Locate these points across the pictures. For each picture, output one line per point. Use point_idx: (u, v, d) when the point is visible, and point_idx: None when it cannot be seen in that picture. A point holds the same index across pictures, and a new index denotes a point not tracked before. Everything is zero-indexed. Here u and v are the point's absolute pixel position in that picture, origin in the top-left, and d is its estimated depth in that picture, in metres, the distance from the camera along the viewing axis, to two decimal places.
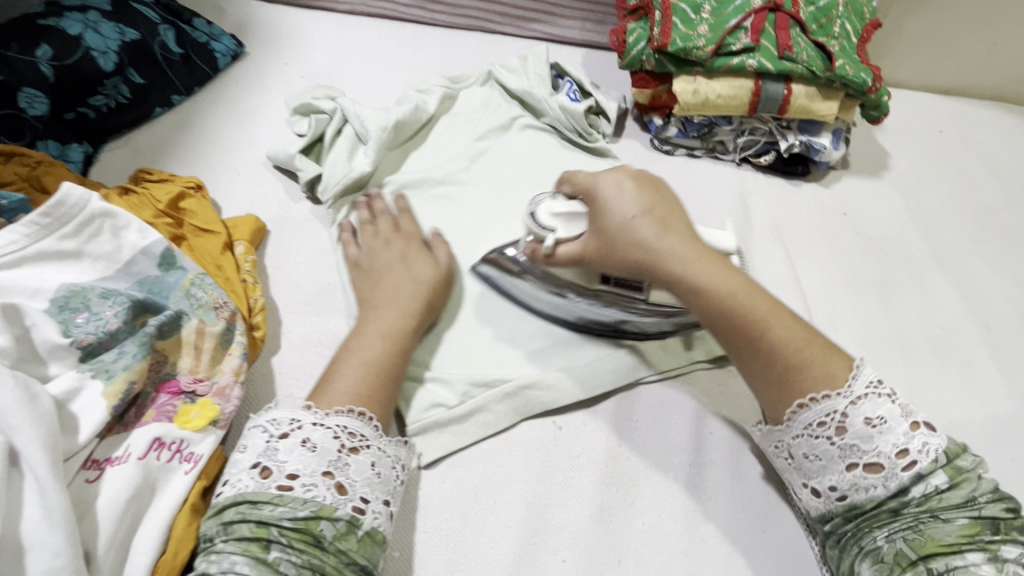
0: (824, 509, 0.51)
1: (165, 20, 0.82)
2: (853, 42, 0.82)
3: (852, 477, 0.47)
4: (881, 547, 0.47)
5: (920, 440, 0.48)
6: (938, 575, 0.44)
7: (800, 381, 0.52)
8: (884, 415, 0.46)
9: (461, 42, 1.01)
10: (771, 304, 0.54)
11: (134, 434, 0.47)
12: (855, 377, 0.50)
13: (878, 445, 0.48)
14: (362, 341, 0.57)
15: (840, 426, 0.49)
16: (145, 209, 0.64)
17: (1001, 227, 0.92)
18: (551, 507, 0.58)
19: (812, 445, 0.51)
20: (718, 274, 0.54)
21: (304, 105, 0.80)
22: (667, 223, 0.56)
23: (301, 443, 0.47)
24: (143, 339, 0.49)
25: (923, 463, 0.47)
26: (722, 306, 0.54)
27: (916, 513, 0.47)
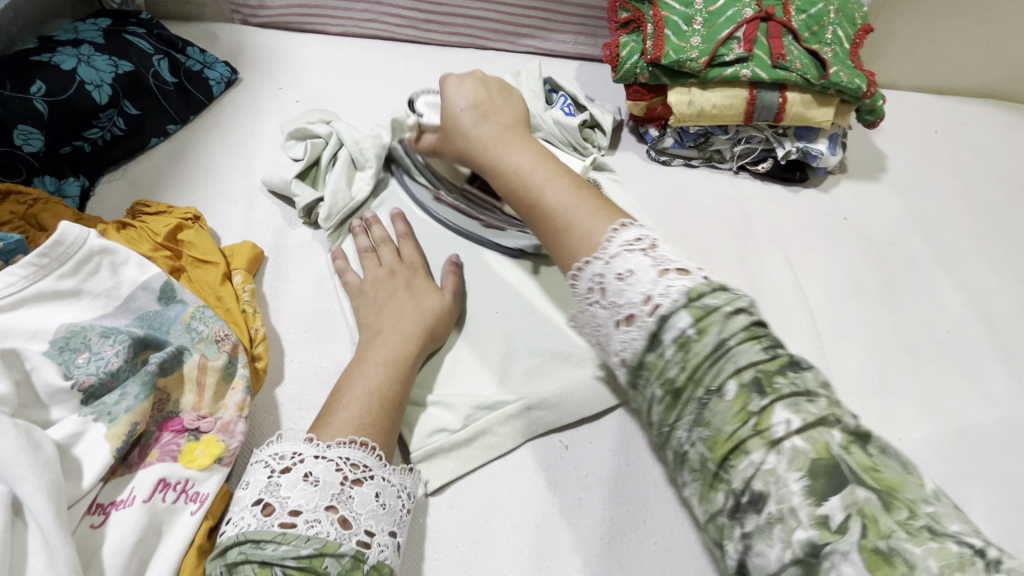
0: (633, 389, 0.48)
1: (159, 51, 0.82)
2: (846, 48, 0.82)
3: (649, 361, 0.45)
4: (688, 451, 0.42)
5: (673, 282, 0.45)
6: (730, 475, 0.40)
7: (566, 239, 0.53)
8: (688, 309, 0.43)
9: (454, 59, 1.01)
10: (551, 176, 0.57)
11: (139, 475, 0.46)
12: (615, 234, 0.50)
13: (630, 296, 0.46)
14: (362, 367, 0.57)
15: (650, 246, 0.48)
16: (143, 242, 0.64)
17: (1002, 225, 0.92)
18: (561, 530, 0.57)
19: (591, 293, 0.50)
20: (521, 152, 0.60)
21: (300, 131, 0.80)
22: (498, 122, 0.64)
23: (303, 477, 0.47)
24: (145, 379, 0.49)
25: (668, 307, 0.44)
26: (512, 176, 0.58)
27: (698, 398, 0.42)
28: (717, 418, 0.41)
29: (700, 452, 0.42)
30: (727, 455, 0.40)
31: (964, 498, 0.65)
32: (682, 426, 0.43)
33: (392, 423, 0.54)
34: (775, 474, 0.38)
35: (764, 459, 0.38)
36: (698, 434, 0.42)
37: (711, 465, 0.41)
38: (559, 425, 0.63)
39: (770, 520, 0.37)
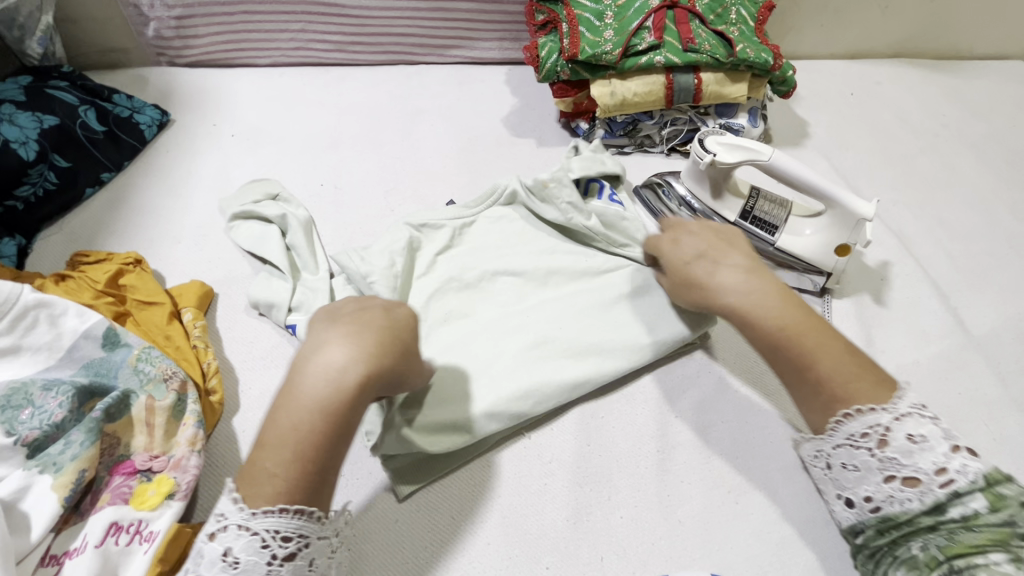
0: (865, 528, 0.51)
1: (84, 101, 0.82)
2: (751, 26, 0.87)
3: (917, 518, 0.47)
4: (916, 555, 0.47)
5: (959, 461, 0.46)
6: (961, 570, 0.44)
7: (839, 397, 0.51)
8: (977, 485, 0.45)
9: (385, 77, 1.03)
10: (822, 331, 0.53)
11: (90, 522, 0.47)
12: (899, 403, 0.49)
13: (916, 462, 0.47)
14: (284, 413, 0.46)
15: (879, 443, 0.48)
16: (84, 292, 0.64)
17: (919, 174, 0.97)
18: (528, 518, 0.59)
19: (853, 455, 0.50)
20: (784, 311, 0.53)
21: (247, 212, 0.77)
22: (722, 260, 0.58)
23: (224, 557, 0.43)
24: (90, 426, 0.49)
25: (963, 483, 0.45)
26: (756, 321, 0.54)
27: (952, 527, 0.46)
28: (963, 535, 0.45)
29: (931, 555, 0.46)
30: (962, 557, 0.44)
31: None
32: (919, 538, 0.47)
33: (321, 485, 0.46)
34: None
35: (999, 562, 0.43)
36: (936, 543, 0.46)
37: (939, 560, 0.45)
38: (526, 414, 0.63)
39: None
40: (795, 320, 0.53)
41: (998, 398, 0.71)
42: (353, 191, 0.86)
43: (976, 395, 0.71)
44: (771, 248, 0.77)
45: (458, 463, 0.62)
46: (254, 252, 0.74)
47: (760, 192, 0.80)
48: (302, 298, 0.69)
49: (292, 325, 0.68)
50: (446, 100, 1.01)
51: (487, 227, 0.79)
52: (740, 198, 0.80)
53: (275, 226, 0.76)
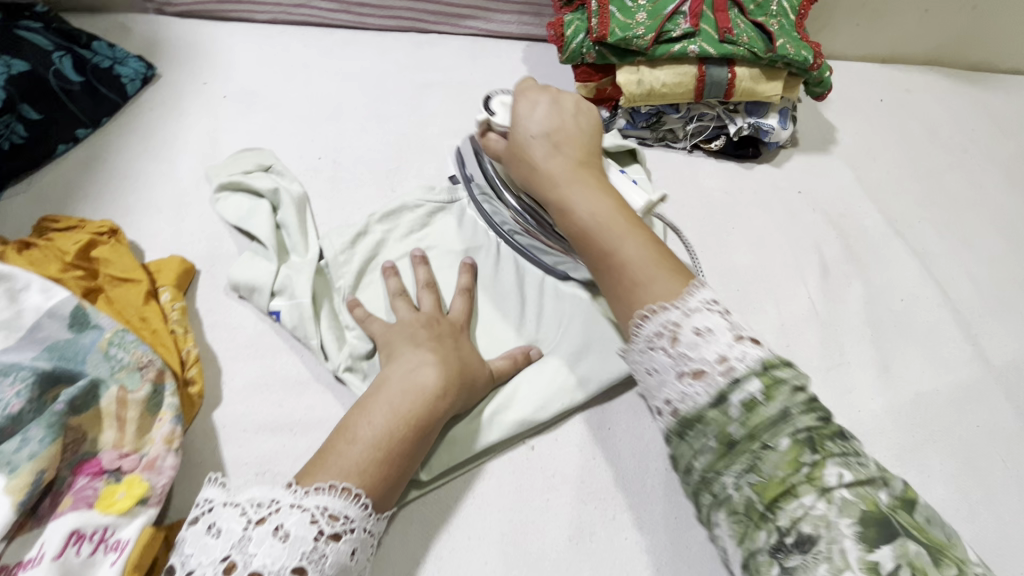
0: (672, 437, 0.50)
1: (59, 47, 0.74)
2: (792, 19, 0.81)
3: (706, 415, 0.46)
4: (732, 496, 0.44)
5: (741, 349, 0.46)
6: (787, 528, 0.41)
7: (641, 300, 0.53)
8: (755, 370, 0.45)
9: (394, 44, 0.96)
10: (626, 232, 0.56)
11: (49, 529, 0.41)
12: (692, 293, 0.51)
13: (701, 353, 0.47)
14: (377, 409, 0.52)
15: (671, 341, 0.49)
16: (50, 264, 0.57)
17: (946, 190, 0.94)
18: (528, 536, 0.55)
19: (652, 359, 0.50)
20: (588, 201, 0.58)
21: (235, 183, 0.71)
22: (562, 149, 0.62)
23: (273, 531, 0.42)
24: (51, 420, 0.44)
25: (740, 370, 0.46)
26: (587, 225, 0.57)
27: (749, 445, 0.44)
28: (768, 467, 0.43)
29: (747, 497, 0.44)
30: (777, 499, 0.42)
31: (922, 465, 0.65)
32: (729, 474, 0.45)
33: (394, 480, 0.50)
34: (824, 518, 0.40)
35: (812, 504, 0.41)
36: (747, 479, 0.44)
37: (759, 509, 0.43)
38: (533, 424, 0.59)
39: (819, 563, 0.39)
40: (592, 209, 0.57)
41: (1016, 432, 0.68)
42: (354, 168, 0.79)
43: (995, 429, 0.69)
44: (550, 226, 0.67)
45: (454, 473, 0.58)
46: (241, 227, 0.69)
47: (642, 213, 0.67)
48: (286, 280, 0.64)
49: (274, 312, 0.63)
50: (458, 75, 0.94)
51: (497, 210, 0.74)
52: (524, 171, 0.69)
53: (266, 201, 0.70)
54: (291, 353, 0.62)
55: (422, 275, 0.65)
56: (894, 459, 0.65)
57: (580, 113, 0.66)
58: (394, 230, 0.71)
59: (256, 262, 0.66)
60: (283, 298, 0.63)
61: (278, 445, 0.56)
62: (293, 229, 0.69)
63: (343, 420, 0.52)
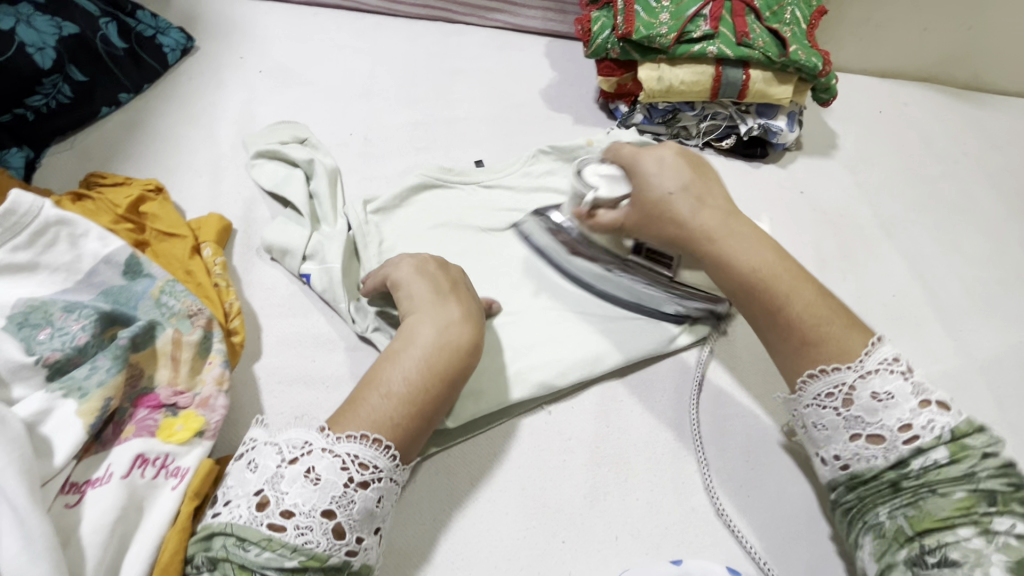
0: (838, 486, 0.50)
1: (105, 13, 0.77)
2: (804, 28, 0.86)
3: (881, 474, 0.47)
4: (884, 523, 0.46)
5: (926, 416, 0.46)
6: (932, 549, 0.43)
7: (815, 353, 0.50)
8: (943, 439, 0.45)
9: (423, 32, 0.99)
10: (796, 277, 0.53)
11: (114, 452, 0.44)
12: (870, 350, 0.48)
13: (881, 419, 0.47)
14: (407, 360, 0.51)
15: (844, 403, 0.49)
16: (103, 214, 0.60)
17: (938, 198, 1.00)
18: (546, 491, 0.59)
19: (818, 414, 0.50)
20: (749, 251, 0.54)
21: (272, 151, 0.74)
22: (706, 200, 0.57)
23: (305, 472, 0.44)
24: (116, 353, 0.47)
25: (926, 440, 0.45)
26: (751, 281, 0.53)
27: (917, 488, 0.45)
28: (930, 505, 0.44)
29: (898, 525, 0.45)
30: (931, 531, 0.43)
31: None
32: (885, 506, 0.46)
33: (417, 433, 0.50)
34: (977, 551, 0.41)
35: (968, 538, 0.42)
36: (903, 511, 0.45)
37: (907, 533, 0.44)
38: (552, 390, 0.63)
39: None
40: (853, 347, 0.49)
41: (996, 420, 0.74)
42: (384, 145, 0.82)
43: (976, 416, 0.74)
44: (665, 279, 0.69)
45: (476, 432, 0.61)
46: (275, 191, 0.72)
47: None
48: (318, 246, 0.67)
49: (304, 275, 0.66)
50: (484, 64, 0.98)
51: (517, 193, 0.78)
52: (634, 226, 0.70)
53: (300, 170, 0.73)
54: (321, 315, 0.65)
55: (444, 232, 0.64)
56: None
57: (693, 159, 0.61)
58: (417, 205, 0.75)
59: (286, 226, 0.69)
60: (309, 261, 0.66)
61: (312, 398, 0.59)
62: (321, 199, 0.71)
63: (370, 373, 0.51)
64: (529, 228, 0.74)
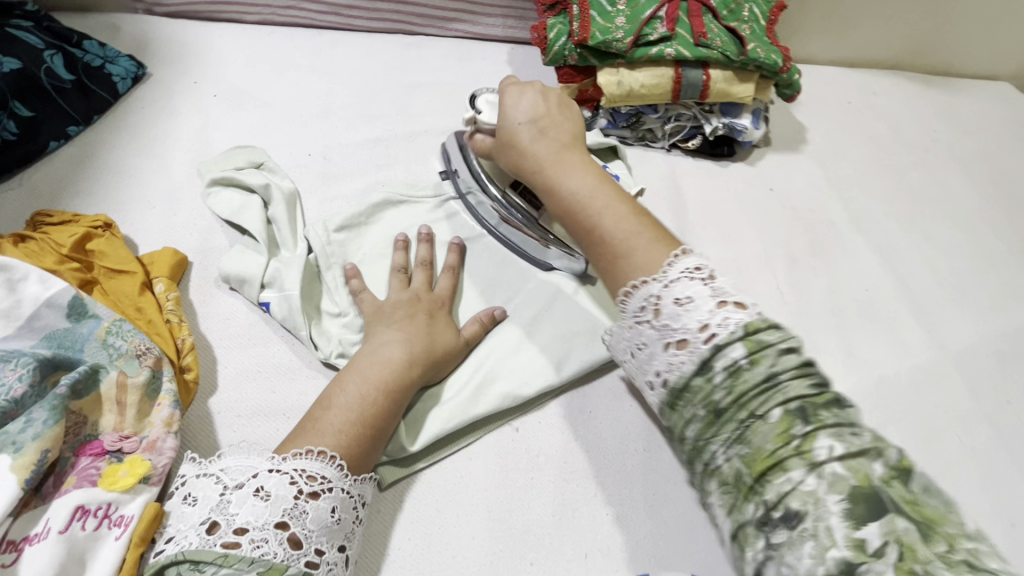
0: (666, 410, 0.49)
1: (50, 45, 0.75)
2: (762, 25, 0.86)
3: (694, 386, 0.45)
4: (722, 468, 0.43)
5: (722, 317, 0.45)
6: (774, 502, 0.39)
7: (626, 268, 0.52)
8: (737, 336, 0.44)
9: (382, 46, 0.98)
10: (610, 200, 0.56)
11: (54, 506, 0.43)
12: (671, 262, 0.49)
13: (684, 323, 0.46)
14: (353, 379, 0.54)
15: (654, 314, 0.49)
16: (46, 255, 0.59)
17: (908, 187, 0.99)
18: (513, 512, 0.57)
19: (639, 334, 0.50)
20: (576, 177, 0.58)
21: (227, 179, 0.72)
22: (548, 133, 0.62)
23: (254, 492, 0.45)
24: (54, 403, 0.46)
25: (724, 336, 0.44)
26: (573, 204, 0.57)
27: (740, 420, 0.42)
28: (759, 438, 0.41)
29: (736, 469, 0.42)
30: (765, 473, 0.40)
31: None
32: (719, 442, 0.43)
33: (370, 449, 0.51)
34: (814, 495, 0.38)
35: (803, 479, 0.38)
36: (735, 451, 0.42)
37: (748, 480, 0.41)
38: (519, 400, 0.62)
39: (806, 540, 0.37)
40: (655, 260, 0.51)
41: (972, 412, 0.73)
42: (343, 163, 0.81)
43: (952, 409, 0.73)
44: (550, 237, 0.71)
45: (444, 450, 0.59)
46: (231, 219, 0.69)
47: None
48: (276, 273, 0.65)
49: (264, 303, 0.64)
50: (446, 76, 0.97)
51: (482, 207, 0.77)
52: None
53: (257, 196, 0.71)
54: (282, 342, 0.63)
55: (399, 259, 0.67)
56: None
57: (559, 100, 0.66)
58: (382, 224, 0.73)
59: (245, 255, 0.66)
60: (270, 289, 0.64)
61: (272, 431, 0.57)
62: (281, 224, 0.69)
63: (324, 394, 0.54)
64: (462, 176, 0.76)
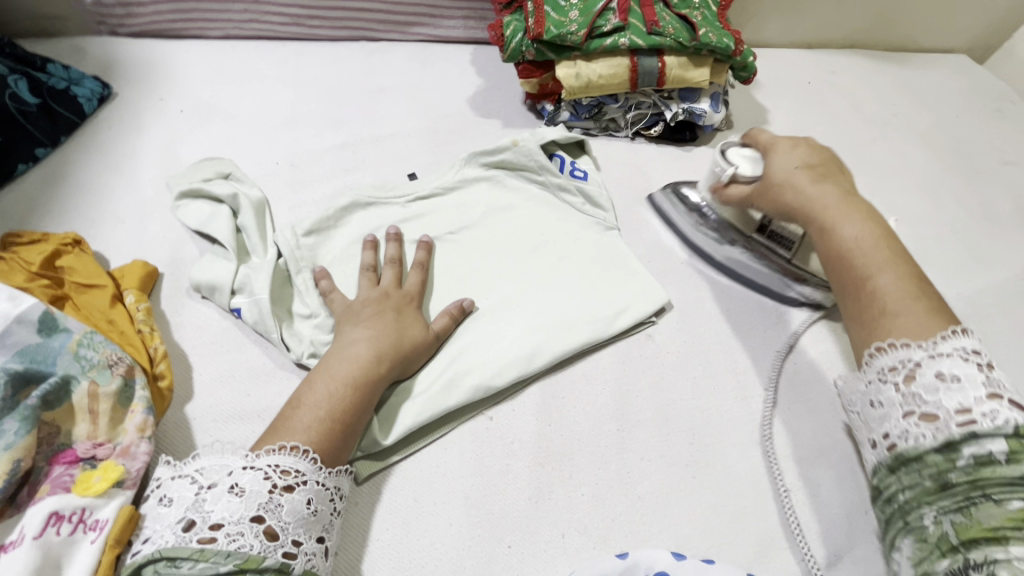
0: (882, 471, 0.50)
1: (14, 71, 0.77)
2: (714, 11, 0.88)
3: (928, 458, 0.46)
4: (927, 528, 0.44)
5: (990, 406, 0.45)
6: (977, 563, 0.41)
7: (888, 329, 0.52)
8: (1000, 431, 0.44)
9: (346, 53, 1.00)
10: (889, 258, 0.56)
11: (28, 513, 0.44)
12: (947, 337, 0.49)
13: (937, 400, 0.47)
14: (322, 379, 0.55)
15: (907, 378, 0.50)
16: (15, 274, 0.59)
17: (870, 161, 1.01)
18: (490, 498, 0.58)
19: (879, 391, 0.51)
20: (853, 225, 0.59)
21: (195, 190, 0.73)
22: (824, 179, 0.64)
23: (228, 489, 0.46)
24: (25, 413, 0.47)
25: (984, 426, 0.44)
26: (847, 248, 0.58)
27: (966, 489, 0.43)
28: (982, 513, 0.42)
29: (942, 531, 0.44)
30: (977, 540, 0.41)
31: None
32: (934, 508, 0.44)
33: (342, 445, 0.52)
34: None
35: (1021, 557, 0.39)
36: (950, 517, 0.43)
37: (951, 541, 0.43)
38: (491, 391, 0.63)
39: None
40: (924, 330, 0.50)
41: None
42: (311, 169, 0.82)
43: None
44: (784, 262, 0.73)
45: (417, 443, 0.60)
46: (201, 229, 0.70)
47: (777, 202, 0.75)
48: (245, 278, 0.65)
49: (235, 309, 0.65)
50: (410, 79, 0.98)
51: (448, 203, 0.79)
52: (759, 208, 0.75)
53: (225, 206, 0.72)
54: (255, 346, 0.65)
55: (369, 258, 0.68)
56: None
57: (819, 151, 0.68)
58: (350, 226, 0.74)
59: (214, 263, 0.67)
60: (240, 295, 0.65)
61: (247, 432, 0.58)
62: (250, 232, 0.70)
63: (297, 395, 0.55)
64: (662, 200, 0.84)
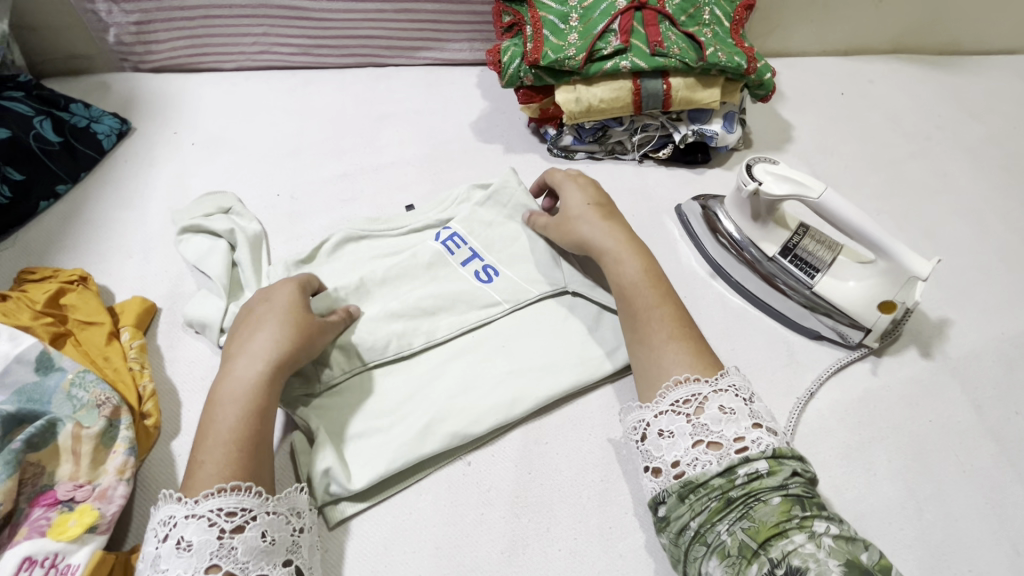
0: (670, 499, 0.52)
1: (39, 112, 0.82)
2: (726, 26, 0.83)
3: (712, 479, 0.50)
4: (725, 541, 0.48)
5: (756, 434, 0.52)
6: (778, 560, 0.45)
7: (662, 372, 0.58)
8: (768, 453, 0.51)
9: (353, 80, 1.01)
10: (658, 299, 0.63)
11: (6, 556, 0.46)
12: (721, 376, 0.56)
13: (721, 430, 0.52)
14: (213, 425, 0.53)
15: (696, 411, 0.54)
16: (21, 312, 0.63)
17: (906, 181, 0.93)
18: (461, 549, 0.57)
19: (669, 422, 0.54)
20: (634, 262, 0.65)
21: (195, 226, 0.75)
22: (568, 222, 0.71)
23: (176, 544, 0.46)
24: (8, 458, 0.49)
25: (755, 452, 0.51)
26: (624, 285, 0.65)
27: (744, 499, 0.49)
28: (762, 514, 0.48)
29: (739, 540, 0.47)
30: (770, 539, 0.46)
31: (868, 462, 0.64)
32: (724, 521, 0.49)
33: (259, 462, 0.52)
34: (814, 556, 0.44)
35: (802, 543, 0.46)
36: (740, 525, 0.48)
37: (751, 548, 0.47)
38: (468, 439, 0.61)
39: None
40: (673, 367, 0.57)
41: (972, 426, 0.67)
42: (310, 202, 0.84)
43: (946, 423, 0.67)
44: (808, 291, 0.72)
45: (388, 491, 0.60)
46: (198, 265, 0.72)
47: (808, 228, 0.74)
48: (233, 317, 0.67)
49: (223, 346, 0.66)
50: (413, 103, 0.98)
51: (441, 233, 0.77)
52: (786, 229, 0.74)
53: (223, 241, 0.74)
54: None
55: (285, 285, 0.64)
56: (842, 460, 0.64)
57: (579, 191, 0.73)
58: (341, 259, 0.75)
59: (205, 303, 0.68)
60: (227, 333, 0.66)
61: None
62: (243, 268, 0.71)
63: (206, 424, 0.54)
64: (687, 211, 0.84)
